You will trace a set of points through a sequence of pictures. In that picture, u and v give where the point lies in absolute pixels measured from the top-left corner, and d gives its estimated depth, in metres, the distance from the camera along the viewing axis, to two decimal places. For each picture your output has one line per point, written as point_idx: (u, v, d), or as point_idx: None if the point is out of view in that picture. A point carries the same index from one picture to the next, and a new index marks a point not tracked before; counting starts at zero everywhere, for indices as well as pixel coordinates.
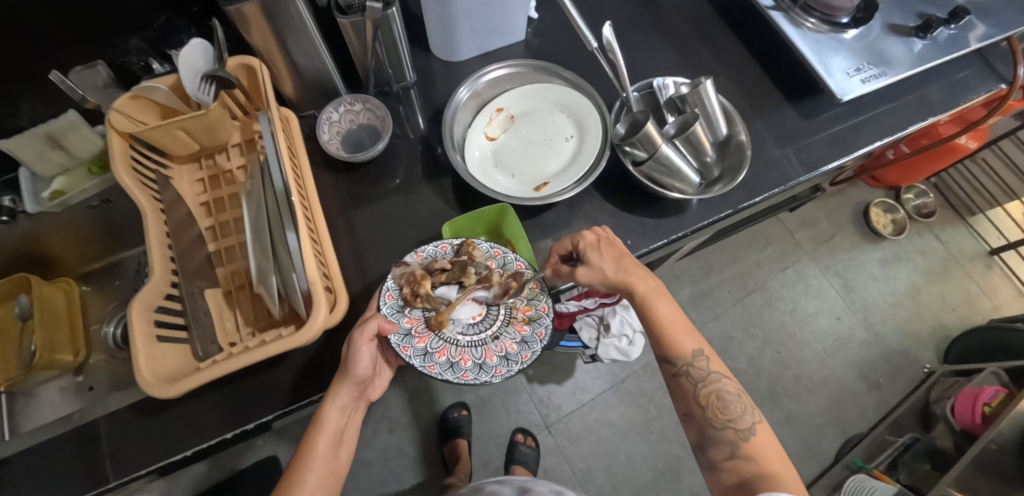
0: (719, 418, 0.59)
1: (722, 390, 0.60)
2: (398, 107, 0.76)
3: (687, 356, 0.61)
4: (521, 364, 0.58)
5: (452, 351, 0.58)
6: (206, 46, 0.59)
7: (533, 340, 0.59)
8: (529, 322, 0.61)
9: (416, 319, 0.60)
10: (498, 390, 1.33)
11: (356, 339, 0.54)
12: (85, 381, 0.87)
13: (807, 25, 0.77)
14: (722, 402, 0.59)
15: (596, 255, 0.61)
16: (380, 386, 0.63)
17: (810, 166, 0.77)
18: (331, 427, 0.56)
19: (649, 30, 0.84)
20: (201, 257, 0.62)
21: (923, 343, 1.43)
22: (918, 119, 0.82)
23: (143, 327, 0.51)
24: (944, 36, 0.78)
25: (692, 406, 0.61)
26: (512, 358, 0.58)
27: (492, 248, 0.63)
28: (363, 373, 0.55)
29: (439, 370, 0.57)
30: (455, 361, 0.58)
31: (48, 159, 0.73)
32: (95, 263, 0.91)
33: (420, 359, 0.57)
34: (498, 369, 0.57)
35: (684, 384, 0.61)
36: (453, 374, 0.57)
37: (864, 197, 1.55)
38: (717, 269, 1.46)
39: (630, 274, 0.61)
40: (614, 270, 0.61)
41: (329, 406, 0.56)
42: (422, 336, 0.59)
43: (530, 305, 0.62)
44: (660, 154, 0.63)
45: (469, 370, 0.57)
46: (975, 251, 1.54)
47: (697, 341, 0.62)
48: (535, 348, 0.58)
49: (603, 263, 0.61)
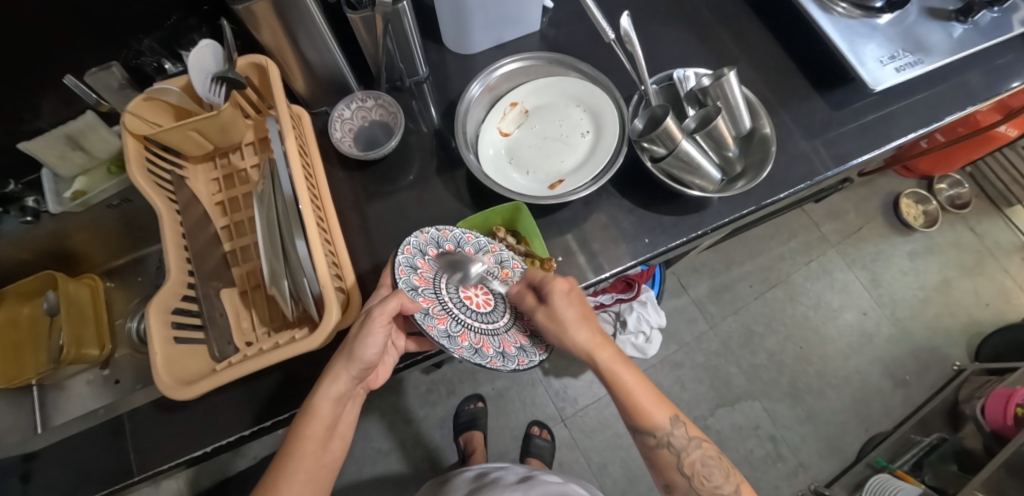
0: (704, 487, 0.57)
1: (704, 457, 0.58)
2: (410, 102, 0.74)
3: (666, 425, 0.58)
4: (539, 354, 0.60)
5: (472, 337, 0.57)
6: (216, 48, 0.59)
7: (542, 335, 0.62)
8: None
9: (431, 300, 0.57)
10: (515, 383, 1.33)
11: (375, 314, 0.52)
12: (110, 374, 0.90)
13: (837, 10, 0.74)
14: (707, 469, 0.57)
15: (561, 302, 0.57)
16: (383, 373, 0.61)
17: (841, 159, 0.74)
18: (324, 418, 0.54)
19: (671, 18, 0.81)
20: (216, 258, 0.63)
21: (954, 339, 1.38)
22: (956, 109, 0.78)
23: (161, 329, 0.52)
24: (987, 20, 0.74)
25: (676, 477, 0.58)
26: (528, 349, 0.60)
27: (511, 261, 0.63)
28: (371, 358, 0.54)
29: (469, 353, 0.55)
30: (478, 347, 0.57)
31: (68, 159, 0.74)
32: (120, 259, 0.92)
33: (446, 340, 0.54)
34: (520, 358, 0.59)
35: (665, 456, 0.58)
36: (482, 358, 0.56)
37: (894, 187, 1.50)
38: (738, 262, 1.42)
39: (592, 340, 0.57)
40: (575, 326, 0.56)
41: (323, 395, 0.54)
42: (440, 317, 0.57)
43: None
44: (680, 149, 0.60)
45: (495, 356, 0.57)
46: (1011, 243, 1.47)
47: (671, 408, 0.59)
48: (548, 342, 0.61)
49: (564, 310, 0.56)
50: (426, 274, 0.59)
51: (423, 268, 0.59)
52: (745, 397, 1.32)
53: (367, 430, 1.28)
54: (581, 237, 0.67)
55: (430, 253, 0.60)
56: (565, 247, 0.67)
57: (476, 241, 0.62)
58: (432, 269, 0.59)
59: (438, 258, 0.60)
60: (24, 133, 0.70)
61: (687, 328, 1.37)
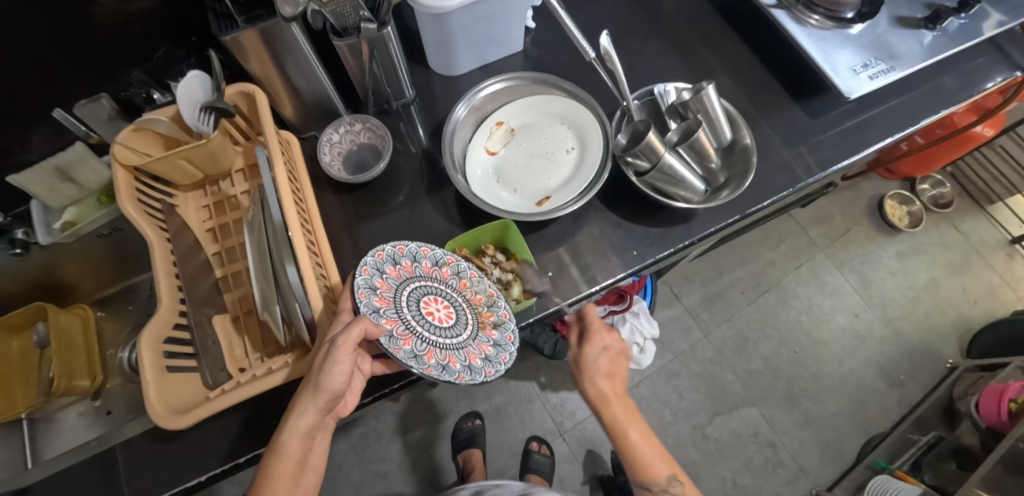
0: None
1: None
2: (398, 124, 0.76)
3: (660, 478, 0.62)
4: (504, 364, 0.59)
5: (439, 354, 0.56)
6: (204, 78, 0.59)
7: (505, 342, 0.61)
8: (495, 326, 0.62)
9: (393, 321, 0.55)
10: (512, 399, 1.32)
11: (339, 345, 0.49)
12: (103, 405, 0.89)
13: (810, 21, 0.76)
14: None
15: (593, 351, 0.64)
16: (352, 402, 0.59)
17: (822, 165, 0.75)
18: (294, 453, 0.52)
19: (652, 34, 0.83)
20: (208, 284, 0.63)
21: (946, 337, 1.39)
22: (931, 112, 0.80)
23: (152, 359, 0.52)
24: (955, 26, 0.77)
25: None
26: (493, 359, 0.59)
27: (469, 269, 0.63)
28: (338, 387, 0.51)
29: (437, 371, 0.53)
30: (445, 363, 0.55)
31: (59, 191, 0.74)
32: (111, 288, 0.92)
33: (413, 362, 0.53)
34: (487, 370, 0.58)
35: None
36: (451, 375, 0.54)
37: (879, 190, 1.53)
38: (729, 269, 1.44)
39: (609, 396, 0.63)
40: (601, 378, 0.64)
41: (290, 432, 0.52)
42: (405, 338, 0.55)
43: (492, 310, 0.62)
44: (663, 163, 0.61)
45: (463, 371, 0.56)
46: (996, 240, 1.50)
47: (671, 466, 0.63)
48: (511, 349, 0.60)
49: (596, 358, 0.64)
50: (386, 293, 0.57)
51: (381, 287, 0.57)
52: (743, 404, 1.32)
53: (365, 451, 1.27)
54: (572, 252, 0.68)
55: (387, 271, 0.58)
56: (556, 261, 0.68)
57: (432, 254, 0.62)
58: (391, 286, 0.58)
59: (396, 275, 0.59)
60: (14, 166, 0.70)
61: (682, 337, 1.38)
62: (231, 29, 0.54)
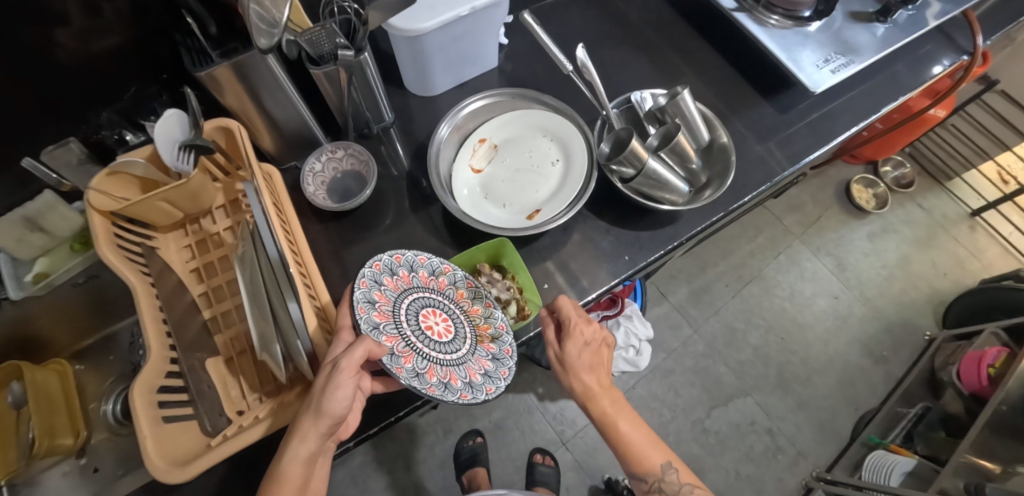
0: None
1: None
2: (380, 148, 0.75)
3: (655, 467, 0.60)
4: (503, 379, 0.60)
5: (440, 371, 0.56)
6: (182, 115, 0.57)
7: (503, 356, 0.61)
8: (493, 340, 0.62)
9: (394, 338, 0.55)
10: (511, 413, 1.31)
11: (342, 367, 0.48)
12: (89, 463, 0.85)
13: (771, 21, 0.80)
14: None
15: (575, 349, 0.61)
16: (353, 423, 0.58)
17: (794, 158, 0.78)
18: (295, 481, 0.50)
19: (621, 43, 0.85)
20: (197, 327, 0.61)
21: (921, 310, 1.45)
22: (890, 99, 0.84)
23: (146, 409, 0.50)
24: (904, 18, 0.81)
25: None
26: (492, 375, 0.59)
27: (465, 280, 0.64)
28: (341, 411, 0.49)
29: (440, 390, 0.54)
30: (447, 381, 0.55)
31: (28, 242, 0.71)
32: (87, 339, 0.88)
33: (417, 381, 0.53)
34: (488, 386, 0.58)
35: None
36: (454, 394, 0.55)
37: (845, 175, 1.58)
38: (712, 264, 1.46)
39: (595, 389, 0.61)
40: (584, 373, 0.61)
41: (290, 459, 0.49)
42: (406, 356, 0.55)
43: (490, 323, 0.63)
44: (648, 168, 0.62)
45: (464, 389, 0.56)
46: (957, 214, 1.57)
47: (665, 453, 0.61)
48: (510, 365, 0.61)
49: (577, 355, 0.61)
50: (385, 306, 0.57)
51: (380, 301, 0.56)
52: (738, 395, 1.35)
53: (366, 481, 1.24)
54: (562, 263, 0.69)
55: (385, 282, 0.58)
56: (548, 272, 0.68)
57: (429, 263, 0.62)
58: (389, 300, 0.57)
59: (394, 287, 0.58)
60: None
61: (673, 334, 1.39)
62: (205, 64, 0.53)
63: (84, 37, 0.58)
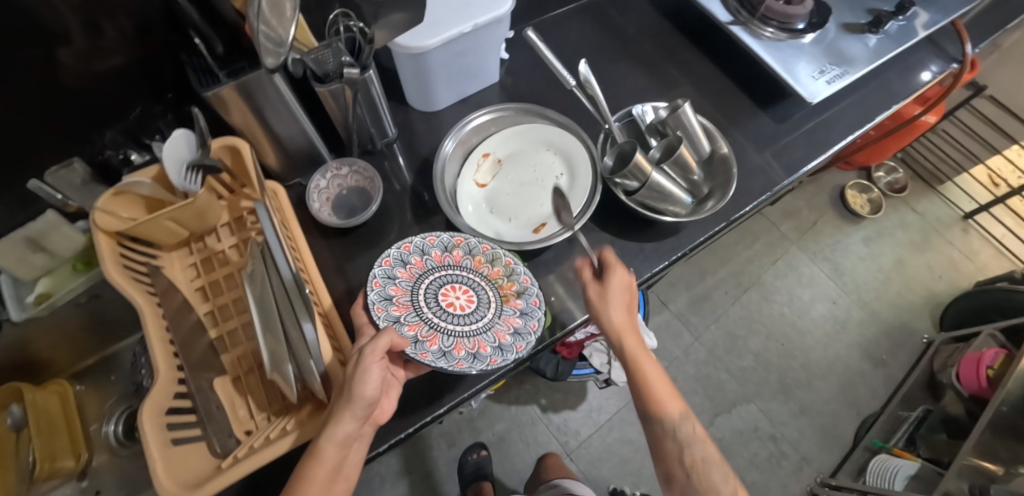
0: (703, 485, 0.56)
1: (707, 456, 0.58)
2: (383, 164, 0.76)
3: (673, 415, 0.59)
4: (533, 332, 0.60)
5: (467, 343, 0.59)
6: (189, 135, 0.58)
7: (530, 309, 0.62)
8: (518, 296, 0.63)
9: (416, 324, 0.59)
10: (515, 425, 1.31)
11: (365, 357, 0.50)
12: (90, 485, 0.84)
13: (765, 34, 0.82)
14: (707, 469, 0.57)
15: (613, 288, 0.60)
16: (388, 407, 0.56)
17: (792, 167, 0.79)
18: (329, 461, 0.49)
19: (619, 56, 0.87)
20: (203, 347, 0.61)
21: (919, 313, 1.46)
22: (884, 107, 0.85)
23: (155, 432, 0.50)
24: (896, 28, 0.83)
25: (675, 469, 0.58)
26: (522, 331, 0.60)
27: (480, 244, 0.65)
28: (371, 395, 0.49)
29: (468, 362, 0.57)
30: (476, 351, 0.58)
31: (29, 262, 0.70)
32: (88, 360, 0.88)
33: (443, 360, 0.57)
34: (518, 344, 0.59)
35: (669, 446, 0.58)
36: (483, 362, 0.57)
37: (839, 181, 1.61)
38: (710, 271, 1.47)
39: (624, 328, 0.60)
40: (617, 312, 0.60)
41: (326, 438, 0.48)
42: (431, 338, 0.58)
43: (513, 280, 0.63)
44: (652, 181, 0.63)
45: (494, 354, 0.58)
46: (951, 217, 1.59)
47: (680, 402, 0.60)
48: (539, 316, 0.61)
49: (613, 290, 0.60)
50: (402, 298, 0.60)
51: (396, 294, 0.60)
52: (740, 402, 1.35)
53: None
54: (565, 276, 0.69)
55: (398, 274, 0.61)
56: (554, 284, 0.68)
57: (440, 241, 0.64)
58: (406, 289, 0.61)
59: (409, 276, 0.62)
60: None
61: (674, 342, 1.40)
62: (211, 84, 0.53)
63: (87, 57, 0.58)
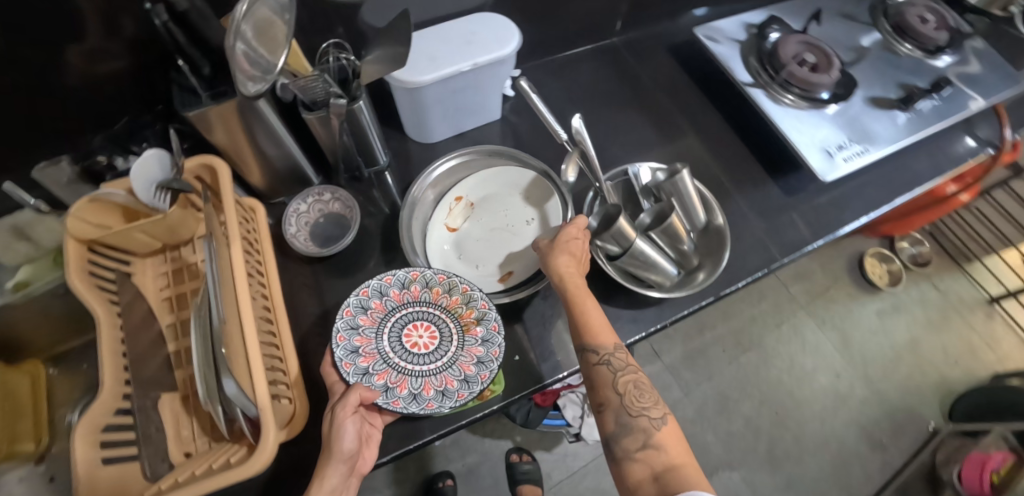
0: (634, 407, 0.53)
1: (638, 380, 0.55)
2: (371, 191, 0.74)
3: (607, 343, 0.56)
4: (496, 359, 0.57)
5: (435, 382, 0.57)
6: (161, 155, 0.57)
7: (492, 334, 0.59)
8: (478, 323, 0.60)
9: (384, 373, 0.57)
10: (486, 459, 1.27)
11: (337, 413, 0.50)
12: (46, 471, 0.83)
13: (786, 100, 0.78)
14: (639, 391, 0.54)
15: (565, 239, 0.60)
16: (370, 456, 0.53)
17: (795, 246, 0.75)
18: None
19: (630, 105, 0.84)
20: (157, 361, 0.59)
21: (927, 398, 1.38)
22: (904, 191, 0.81)
23: (86, 451, 0.49)
24: (931, 106, 0.80)
25: (609, 395, 0.54)
26: (485, 360, 0.58)
27: (436, 274, 0.62)
28: (349, 448, 0.49)
29: (438, 402, 0.55)
30: (444, 387, 0.57)
31: (13, 250, 0.71)
32: (69, 344, 0.88)
33: (413, 403, 0.55)
34: (483, 373, 0.57)
35: (603, 372, 0.55)
36: (452, 399, 0.55)
37: (859, 247, 1.54)
38: (710, 326, 1.42)
39: (570, 269, 0.58)
40: (565, 257, 0.59)
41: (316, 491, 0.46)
42: (399, 383, 0.57)
43: (472, 306, 0.61)
44: (635, 249, 0.60)
45: (461, 388, 0.56)
46: (975, 300, 1.51)
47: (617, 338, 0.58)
48: (500, 341, 0.58)
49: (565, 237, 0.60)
50: (369, 347, 0.58)
51: (362, 344, 0.57)
52: (723, 467, 1.29)
53: None
54: (538, 333, 0.65)
55: (361, 323, 0.59)
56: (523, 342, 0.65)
57: (396, 279, 0.61)
58: (370, 337, 0.59)
59: (371, 322, 0.59)
60: None
61: (662, 395, 1.35)
62: (194, 104, 0.53)
63: (92, 58, 0.58)
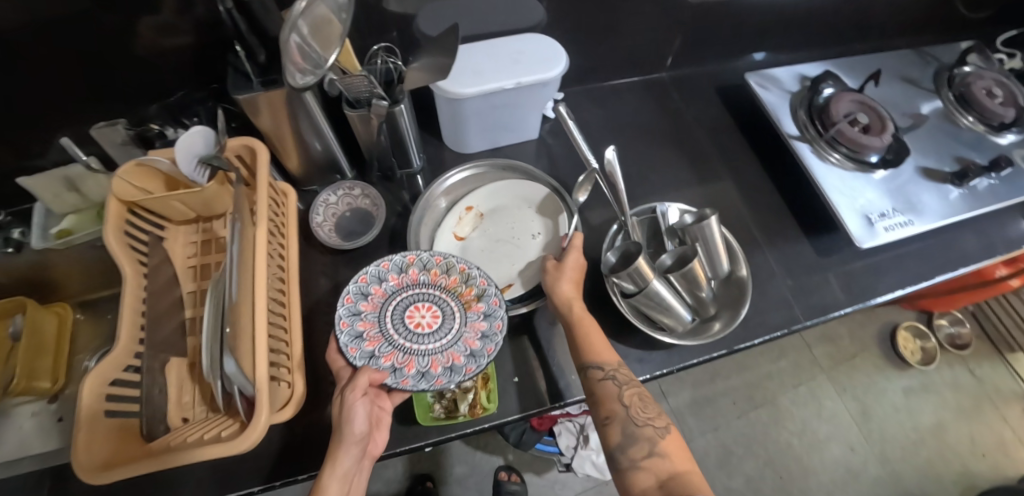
0: (640, 417, 0.54)
1: (642, 392, 0.55)
2: (400, 192, 0.75)
3: (611, 360, 0.56)
4: (500, 331, 0.58)
5: (442, 358, 0.57)
6: (206, 132, 0.60)
7: (493, 309, 0.60)
8: (479, 299, 0.61)
9: (390, 354, 0.57)
10: (475, 472, 1.26)
11: (348, 395, 0.51)
12: (57, 410, 0.82)
13: (831, 158, 0.75)
14: (643, 401, 0.55)
15: (566, 262, 0.61)
16: (382, 439, 0.55)
17: (821, 310, 0.72)
18: None
19: (670, 142, 0.83)
20: (173, 324, 0.61)
21: (947, 489, 1.30)
22: (946, 269, 0.77)
23: (92, 401, 0.51)
24: (986, 185, 0.76)
25: (615, 408, 0.54)
26: (489, 333, 0.58)
27: (432, 257, 0.62)
28: (360, 431, 0.51)
29: (447, 378, 0.55)
30: (451, 362, 0.57)
31: (63, 199, 0.76)
32: (100, 291, 0.90)
33: (422, 381, 0.56)
34: (488, 346, 0.57)
35: (609, 387, 0.55)
36: (460, 373, 0.56)
37: (893, 318, 1.48)
38: (724, 376, 1.38)
39: (572, 290, 0.59)
40: (565, 279, 0.60)
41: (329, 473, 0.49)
42: (407, 362, 0.57)
43: (471, 286, 0.62)
44: (651, 289, 0.59)
45: (467, 362, 0.57)
46: (1013, 392, 1.42)
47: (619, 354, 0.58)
48: (501, 314, 0.59)
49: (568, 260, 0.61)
50: (372, 331, 0.58)
51: (365, 329, 0.58)
52: None
53: None
54: (541, 356, 0.65)
55: (363, 308, 0.59)
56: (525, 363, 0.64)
57: (393, 264, 0.62)
58: (372, 321, 0.59)
59: (372, 306, 0.60)
60: (27, 170, 0.72)
61: None
62: (246, 89, 0.55)
63: (161, 31, 0.61)
